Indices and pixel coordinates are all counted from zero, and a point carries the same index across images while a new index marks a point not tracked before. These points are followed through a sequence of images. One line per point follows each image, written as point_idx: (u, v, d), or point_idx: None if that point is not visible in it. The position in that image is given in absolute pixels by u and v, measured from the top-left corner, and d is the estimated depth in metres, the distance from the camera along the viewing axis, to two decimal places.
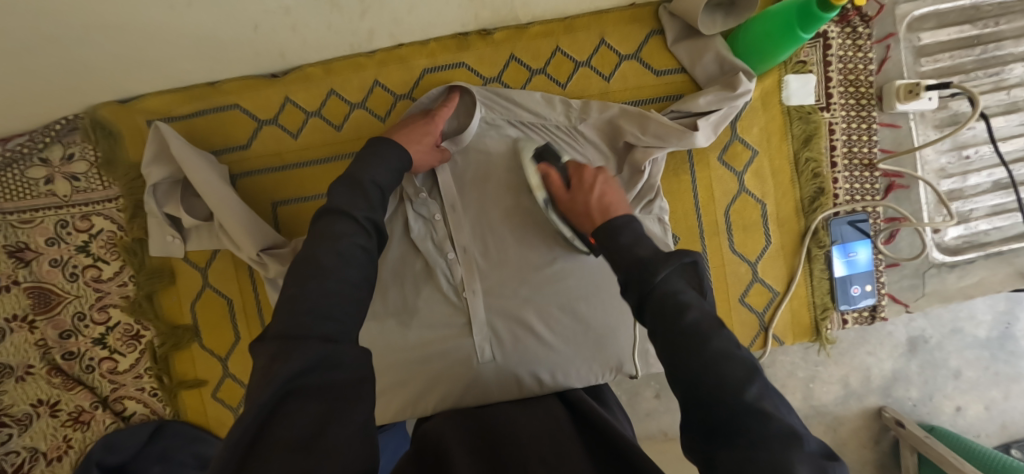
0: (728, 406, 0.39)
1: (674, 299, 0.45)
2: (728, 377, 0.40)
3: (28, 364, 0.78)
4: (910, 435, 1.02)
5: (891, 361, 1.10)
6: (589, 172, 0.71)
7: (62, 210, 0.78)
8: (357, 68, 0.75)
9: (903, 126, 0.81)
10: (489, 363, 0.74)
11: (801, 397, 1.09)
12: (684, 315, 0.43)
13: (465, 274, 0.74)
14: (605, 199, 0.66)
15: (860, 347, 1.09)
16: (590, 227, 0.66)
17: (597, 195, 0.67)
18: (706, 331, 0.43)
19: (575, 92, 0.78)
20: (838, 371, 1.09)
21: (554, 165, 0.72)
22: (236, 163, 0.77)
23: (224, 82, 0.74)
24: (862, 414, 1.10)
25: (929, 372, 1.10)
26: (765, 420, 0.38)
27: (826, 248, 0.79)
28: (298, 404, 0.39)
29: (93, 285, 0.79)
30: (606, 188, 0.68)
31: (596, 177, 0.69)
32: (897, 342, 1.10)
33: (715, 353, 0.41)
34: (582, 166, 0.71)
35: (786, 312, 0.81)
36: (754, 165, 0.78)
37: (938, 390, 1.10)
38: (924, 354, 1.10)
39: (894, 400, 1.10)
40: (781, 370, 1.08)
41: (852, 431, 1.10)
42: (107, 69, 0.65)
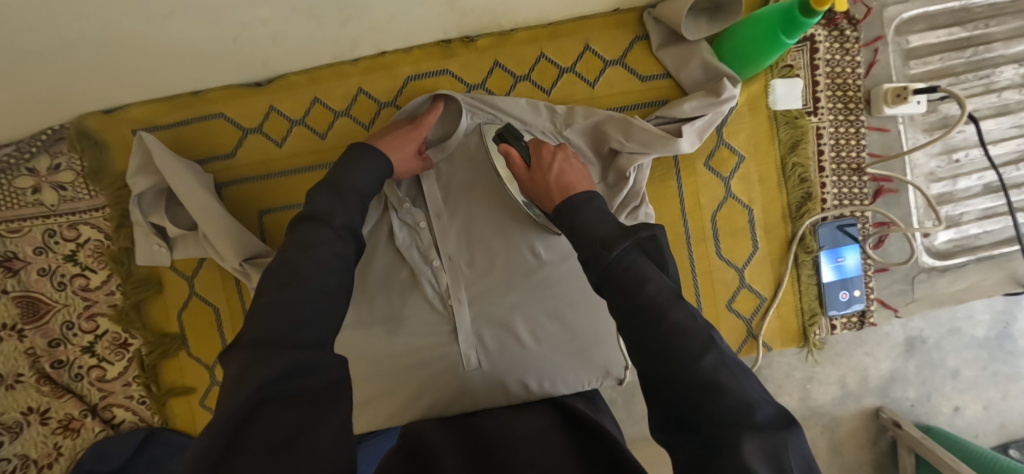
0: (683, 380, 0.37)
1: (634, 274, 0.44)
2: (683, 350, 0.38)
3: (17, 373, 0.79)
4: (908, 436, 1.02)
5: (888, 361, 1.09)
6: (547, 150, 0.69)
7: (50, 219, 0.79)
8: (341, 77, 0.75)
9: (891, 130, 0.80)
10: (476, 371, 0.73)
11: (798, 397, 1.09)
12: (643, 287, 0.42)
13: (450, 282, 0.73)
14: (565, 178, 0.63)
15: (858, 347, 1.09)
16: (549, 205, 0.64)
17: (556, 175, 0.64)
18: (664, 303, 0.41)
19: (560, 98, 0.78)
20: (835, 372, 1.09)
21: (515, 144, 0.71)
22: (222, 172, 0.77)
23: (208, 91, 0.74)
24: (860, 414, 1.10)
25: (927, 371, 1.10)
26: (718, 394, 0.36)
27: (814, 253, 0.79)
28: (273, 410, 0.38)
29: (81, 293, 0.80)
30: (565, 165, 0.66)
31: (554, 154, 0.67)
32: (895, 341, 1.09)
33: (672, 328, 0.39)
34: (541, 143, 0.70)
35: (774, 318, 0.81)
36: (741, 170, 0.78)
37: (936, 390, 1.10)
38: (922, 354, 1.09)
39: (892, 400, 1.10)
40: (778, 370, 1.08)
41: (850, 431, 1.10)
42: (87, 81, 0.65)
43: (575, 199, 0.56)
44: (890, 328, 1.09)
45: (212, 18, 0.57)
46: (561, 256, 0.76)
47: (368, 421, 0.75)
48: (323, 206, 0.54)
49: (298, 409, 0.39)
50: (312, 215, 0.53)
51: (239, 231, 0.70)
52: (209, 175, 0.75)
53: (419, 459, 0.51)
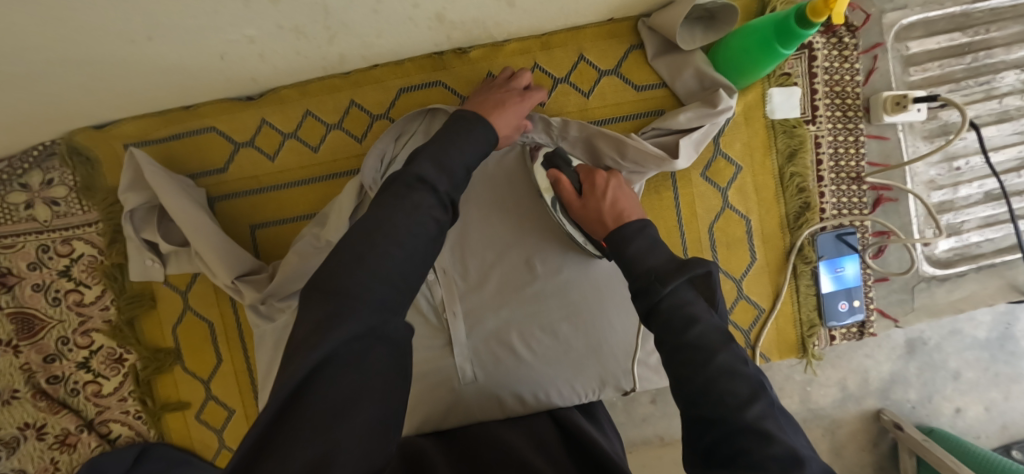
0: (731, 424, 0.40)
1: (684, 310, 0.45)
2: (729, 396, 0.41)
3: (14, 388, 0.79)
4: (909, 437, 1.01)
5: (889, 363, 1.09)
6: (600, 176, 0.69)
7: (43, 235, 0.78)
8: (332, 90, 0.75)
9: (891, 138, 0.79)
10: (471, 384, 0.73)
11: (798, 399, 1.08)
12: (690, 328, 0.44)
13: (445, 295, 0.73)
14: (618, 206, 0.64)
15: (858, 350, 1.08)
16: (608, 230, 0.64)
17: (610, 202, 0.65)
18: (714, 345, 0.43)
19: (554, 109, 0.77)
20: (836, 374, 1.08)
21: (566, 171, 0.70)
22: (214, 186, 0.77)
23: (199, 105, 0.74)
24: (861, 417, 1.09)
25: (928, 373, 1.09)
26: (765, 444, 0.38)
27: (813, 264, 0.78)
28: (330, 378, 0.38)
29: (75, 309, 0.79)
30: (619, 192, 0.67)
31: (608, 182, 0.68)
32: (896, 343, 1.09)
33: (717, 372, 0.41)
34: (592, 171, 0.70)
35: (772, 330, 0.80)
36: (737, 181, 0.77)
37: (937, 391, 1.09)
38: (923, 356, 1.09)
39: (893, 402, 1.09)
40: (779, 373, 1.07)
41: (850, 434, 1.09)
42: (74, 98, 0.65)
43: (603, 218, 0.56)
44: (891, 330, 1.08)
45: (195, 38, 0.56)
46: (556, 267, 0.75)
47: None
48: None
49: (349, 384, 0.38)
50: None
51: (230, 247, 0.70)
52: (202, 190, 0.75)
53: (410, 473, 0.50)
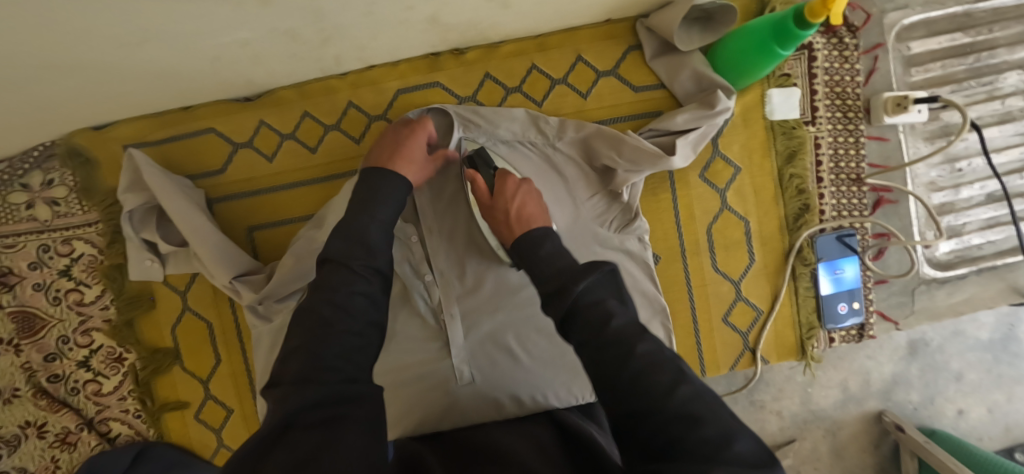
0: (661, 415, 0.39)
1: (599, 308, 0.47)
2: (655, 385, 0.41)
3: (15, 387, 0.80)
4: (910, 439, 1.01)
5: (891, 365, 1.08)
6: (511, 181, 0.70)
7: (44, 234, 0.79)
8: (329, 91, 0.75)
9: (891, 139, 0.78)
10: (467, 385, 0.75)
11: (799, 400, 1.08)
12: (609, 323, 0.45)
13: (442, 296, 0.75)
14: (524, 213, 0.67)
15: (859, 351, 1.07)
16: (508, 236, 0.67)
17: (516, 207, 0.67)
18: (632, 338, 0.45)
19: (551, 110, 0.76)
20: (837, 375, 1.08)
21: (483, 170, 0.72)
22: (212, 188, 0.77)
23: (197, 106, 0.74)
24: (862, 418, 1.08)
25: (930, 375, 1.08)
26: (694, 427, 0.38)
27: (812, 266, 0.78)
28: (297, 433, 0.40)
29: (76, 308, 0.80)
30: (527, 200, 0.69)
31: (516, 188, 0.69)
32: (897, 345, 1.08)
33: (641, 364, 0.42)
34: (507, 173, 0.71)
35: (770, 332, 0.79)
36: (736, 182, 0.76)
37: (939, 393, 1.08)
38: (925, 357, 1.08)
39: (894, 404, 1.08)
40: (779, 374, 1.07)
41: (851, 436, 1.09)
42: (71, 102, 0.65)
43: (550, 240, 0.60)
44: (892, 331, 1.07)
45: (189, 43, 0.57)
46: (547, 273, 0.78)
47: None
48: (338, 248, 0.56)
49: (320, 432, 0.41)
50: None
51: (227, 249, 0.70)
52: (200, 191, 0.75)
53: None
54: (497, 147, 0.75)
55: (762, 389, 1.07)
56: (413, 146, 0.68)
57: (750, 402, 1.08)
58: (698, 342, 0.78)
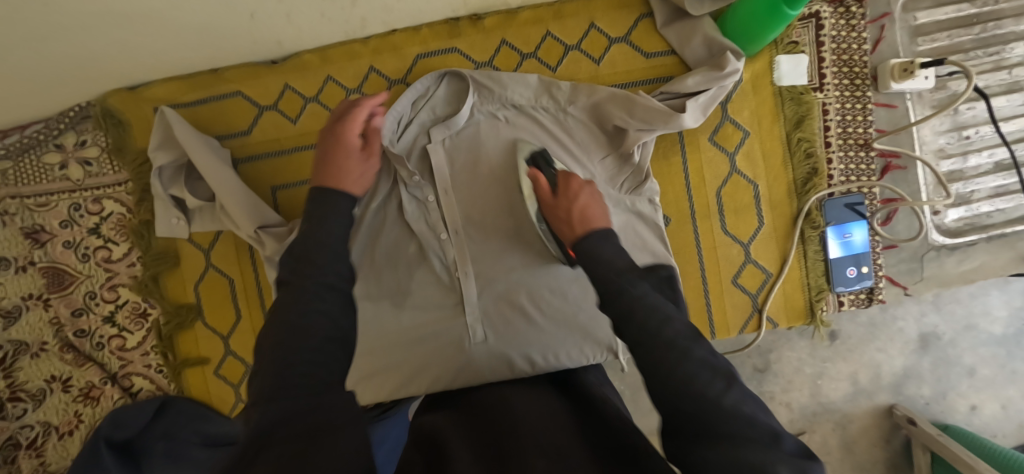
0: (710, 415, 0.38)
1: (654, 312, 0.45)
2: (702, 389, 0.40)
3: (42, 341, 0.83)
4: (923, 432, 1.01)
5: (901, 358, 1.08)
6: (576, 181, 0.65)
7: (76, 193, 0.82)
8: (352, 56, 0.77)
9: (899, 106, 0.79)
10: (481, 344, 0.78)
11: (809, 392, 1.08)
12: (664, 327, 0.44)
13: (457, 255, 0.77)
14: (586, 211, 0.60)
15: (869, 344, 1.07)
16: (566, 235, 0.60)
17: (579, 204, 0.61)
18: (685, 342, 0.43)
19: (565, 76, 0.79)
20: (847, 368, 1.08)
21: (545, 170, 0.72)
22: (238, 149, 0.80)
23: (226, 70, 0.77)
24: (872, 412, 1.09)
25: (942, 369, 1.08)
26: (747, 426, 0.38)
27: (821, 229, 0.79)
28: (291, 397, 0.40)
29: (104, 265, 0.83)
30: (593, 197, 0.63)
31: (582, 187, 0.64)
32: (907, 338, 1.08)
33: (693, 366, 0.41)
34: (571, 174, 0.66)
35: (780, 295, 0.80)
36: (746, 146, 0.78)
37: (951, 387, 1.08)
38: (936, 351, 1.08)
39: (905, 398, 1.09)
40: (788, 365, 1.08)
41: (862, 429, 1.09)
42: (111, 55, 0.70)
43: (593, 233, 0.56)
44: (903, 324, 1.07)
45: None
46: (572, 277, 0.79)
47: (363, 395, 0.80)
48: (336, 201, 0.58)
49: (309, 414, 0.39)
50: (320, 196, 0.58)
51: (252, 201, 0.73)
52: (225, 150, 0.78)
53: (427, 447, 0.47)
54: (511, 112, 0.78)
55: (770, 380, 1.08)
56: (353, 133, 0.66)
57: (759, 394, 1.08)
58: (708, 304, 0.79)
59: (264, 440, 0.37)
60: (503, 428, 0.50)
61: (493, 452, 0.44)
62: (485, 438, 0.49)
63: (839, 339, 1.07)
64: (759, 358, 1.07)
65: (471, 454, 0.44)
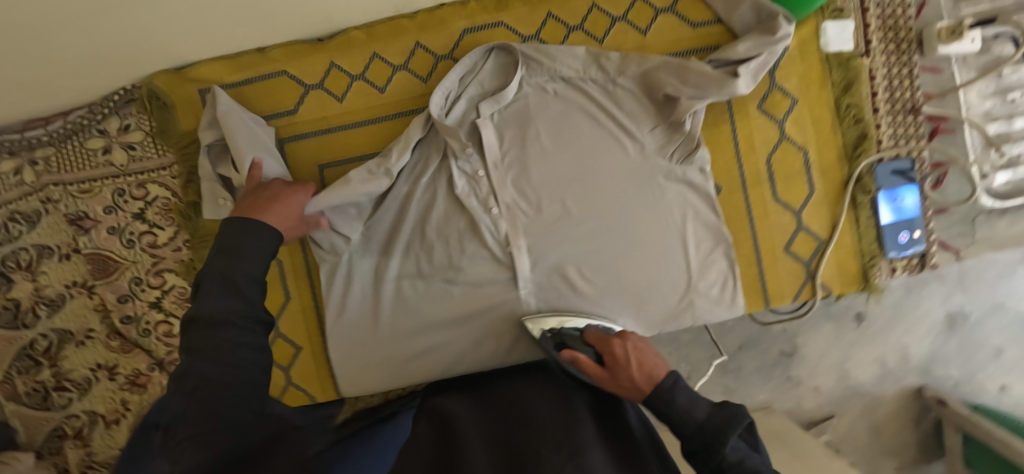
0: None
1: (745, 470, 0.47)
2: None
3: (88, 329, 0.83)
4: (955, 412, 1.10)
5: (928, 341, 1.16)
6: (616, 341, 0.63)
7: (120, 179, 0.81)
8: (399, 31, 0.77)
9: (946, 70, 0.80)
10: (535, 317, 0.79)
11: (836, 377, 1.18)
12: None
13: (509, 229, 0.77)
14: (646, 367, 0.58)
15: (895, 327, 1.16)
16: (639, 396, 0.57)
17: (636, 365, 0.59)
18: None
19: (612, 47, 0.79)
20: (873, 352, 1.17)
21: (577, 347, 0.67)
22: (284, 128, 0.79)
23: (272, 48, 0.77)
24: (902, 394, 1.19)
25: (969, 350, 1.17)
26: None
27: (872, 194, 0.79)
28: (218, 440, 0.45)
29: (149, 250, 0.82)
30: (648, 352, 0.61)
31: (626, 346, 0.62)
32: (935, 320, 1.16)
33: None
34: (610, 337, 0.64)
35: (832, 261, 0.80)
36: (794, 113, 0.78)
37: (980, 369, 1.18)
38: (964, 332, 1.16)
39: (934, 379, 1.18)
40: (814, 350, 1.17)
41: (889, 414, 1.20)
42: (162, 30, 0.69)
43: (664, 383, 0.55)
44: (928, 306, 1.15)
45: None
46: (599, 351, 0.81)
47: (416, 374, 0.80)
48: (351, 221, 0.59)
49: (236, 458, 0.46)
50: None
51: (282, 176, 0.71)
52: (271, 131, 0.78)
53: (445, 444, 0.50)
54: (559, 84, 0.78)
55: (797, 365, 1.18)
56: (292, 203, 0.67)
57: (786, 379, 1.18)
58: (761, 272, 0.80)
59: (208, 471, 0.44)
60: (519, 426, 0.52)
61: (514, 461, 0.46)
62: (511, 443, 0.50)
63: (867, 321, 1.16)
64: (787, 343, 1.17)
65: (492, 459, 0.47)
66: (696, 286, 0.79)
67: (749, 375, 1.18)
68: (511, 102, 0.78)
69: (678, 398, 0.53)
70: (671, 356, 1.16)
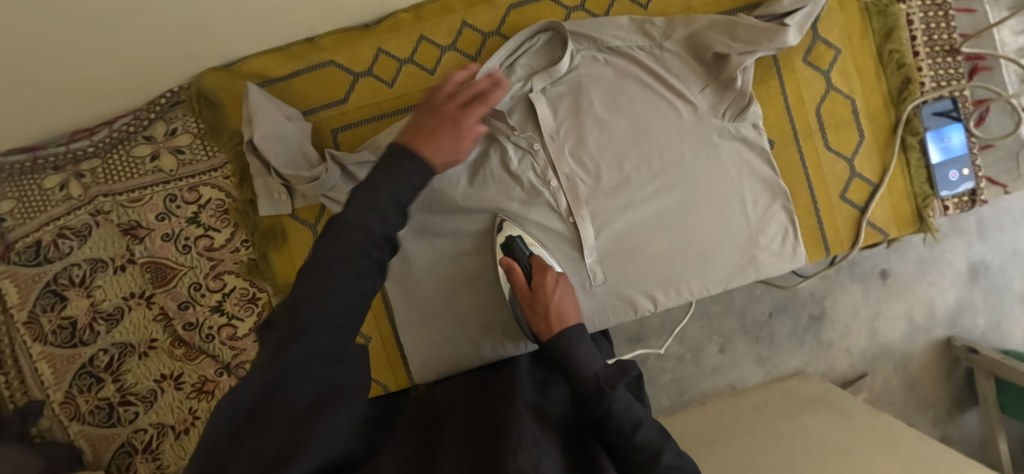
0: None
1: (628, 414, 0.50)
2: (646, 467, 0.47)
3: (150, 339, 0.82)
4: (987, 359, 1.11)
5: (953, 291, 1.19)
6: (550, 275, 0.70)
7: (171, 184, 0.80)
8: (446, 11, 0.78)
9: (979, 10, 0.81)
10: (601, 285, 0.79)
11: (867, 336, 1.20)
12: (636, 431, 0.49)
13: (570, 200, 0.77)
14: (561, 308, 0.66)
15: (921, 280, 1.19)
16: (541, 329, 0.66)
17: (554, 302, 0.67)
18: (658, 444, 0.48)
19: (656, 11, 0.80)
20: (901, 307, 1.19)
21: (518, 260, 0.74)
22: (335, 118, 0.79)
23: (320, 38, 0.76)
24: (931, 347, 1.21)
25: (994, 297, 1.20)
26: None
27: (921, 135, 0.81)
28: (298, 371, 0.40)
29: (206, 254, 0.81)
30: (566, 295, 0.69)
31: (556, 283, 0.69)
32: (958, 270, 1.19)
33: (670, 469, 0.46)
34: (546, 268, 0.71)
35: (887, 204, 0.82)
36: (839, 63, 0.79)
37: (1004, 315, 1.21)
38: (987, 280, 1.19)
39: (961, 329, 1.21)
40: (844, 310, 1.19)
41: (920, 368, 1.21)
42: (219, 24, 0.68)
43: (569, 335, 0.62)
44: (952, 257, 1.18)
45: None
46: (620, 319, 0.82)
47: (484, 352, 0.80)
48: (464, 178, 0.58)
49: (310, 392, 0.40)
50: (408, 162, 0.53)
51: (301, 154, 0.75)
52: (309, 124, 0.78)
53: (429, 429, 0.54)
54: (605, 54, 0.78)
55: (828, 327, 1.19)
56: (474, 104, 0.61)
57: (818, 342, 1.19)
58: (820, 221, 0.81)
59: (270, 401, 0.38)
60: (487, 410, 0.56)
61: (478, 431, 0.50)
62: (480, 425, 0.52)
63: (892, 278, 1.18)
64: (816, 306, 1.18)
65: (462, 434, 0.50)
66: (758, 241, 0.80)
67: (783, 341, 1.18)
68: (564, 74, 0.78)
69: (577, 351, 0.60)
70: (704, 330, 1.17)
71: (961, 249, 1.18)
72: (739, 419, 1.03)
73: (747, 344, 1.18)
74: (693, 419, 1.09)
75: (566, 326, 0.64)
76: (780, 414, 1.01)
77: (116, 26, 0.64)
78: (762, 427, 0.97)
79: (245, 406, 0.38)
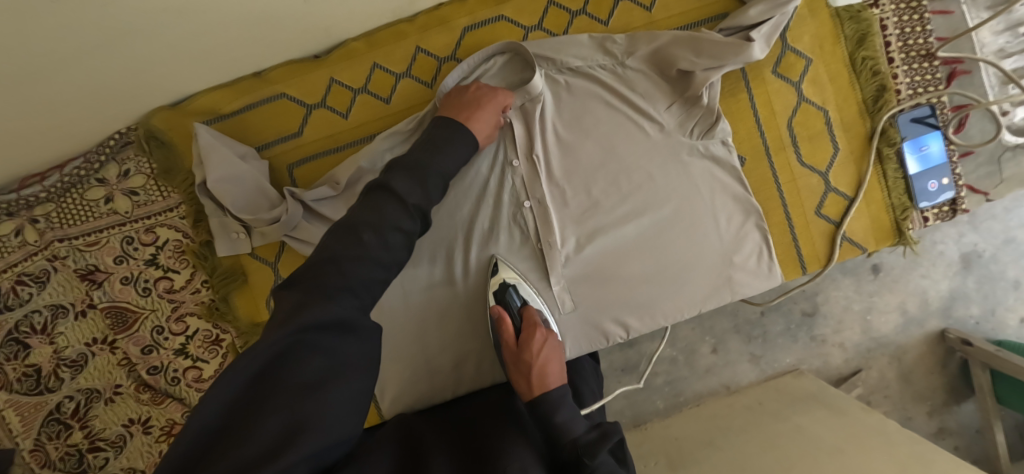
0: None
1: None
2: None
3: (115, 384, 0.81)
4: (981, 351, 1.08)
5: (947, 281, 1.16)
6: (539, 334, 0.68)
7: (126, 226, 0.79)
8: (399, 37, 0.75)
9: (956, 11, 0.77)
10: (570, 314, 0.77)
11: (860, 330, 1.18)
12: None
13: (539, 225, 0.75)
14: (545, 368, 0.62)
15: (913, 272, 1.16)
16: (524, 389, 0.62)
17: (540, 362, 0.63)
18: None
19: (619, 27, 0.77)
20: (894, 299, 1.17)
21: (510, 312, 0.72)
22: (291, 152, 0.77)
23: (270, 72, 0.74)
24: (926, 339, 1.18)
25: (988, 286, 1.17)
26: None
27: (897, 146, 0.78)
28: (307, 353, 0.38)
29: (167, 296, 0.79)
30: (553, 355, 0.65)
31: (543, 344, 0.66)
32: (951, 260, 1.16)
33: None
34: (536, 326, 0.69)
35: (865, 218, 0.79)
36: (811, 73, 0.76)
37: (999, 303, 1.17)
38: (980, 269, 1.16)
39: (955, 320, 1.18)
40: (837, 305, 1.17)
41: (916, 360, 1.19)
42: (161, 66, 0.66)
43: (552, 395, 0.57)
44: (945, 247, 1.16)
45: None
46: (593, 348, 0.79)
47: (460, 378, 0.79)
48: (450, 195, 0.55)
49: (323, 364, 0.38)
50: (386, 192, 0.51)
51: (258, 192, 0.72)
52: (265, 162, 0.76)
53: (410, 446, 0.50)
54: (567, 75, 0.75)
55: (821, 323, 1.17)
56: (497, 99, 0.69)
57: (811, 338, 1.17)
58: (795, 239, 0.79)
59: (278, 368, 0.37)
60: (476, 440, 0.52)
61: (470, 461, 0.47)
62: (470, 454, 0.49)
63: (883, 272, 1.16)
64: (808, 302, 1.16)
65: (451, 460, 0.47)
66: (733, 259, 0.77)
67: (776, 338, 1.17)
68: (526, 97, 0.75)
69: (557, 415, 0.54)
70: (695, 331, 1.16)
71: (954, 239, 1.15)
72: (734, 420, 1.00)
73: (739, 343, 1.16)
74: (688, 421, 1.07)
75: (549, 387, 0.59)
76: (774, 413, 0.98)
77: (53, 77, 0.62)
78: (753, 429, 0.95)
79: (244, 381, 0.36)
